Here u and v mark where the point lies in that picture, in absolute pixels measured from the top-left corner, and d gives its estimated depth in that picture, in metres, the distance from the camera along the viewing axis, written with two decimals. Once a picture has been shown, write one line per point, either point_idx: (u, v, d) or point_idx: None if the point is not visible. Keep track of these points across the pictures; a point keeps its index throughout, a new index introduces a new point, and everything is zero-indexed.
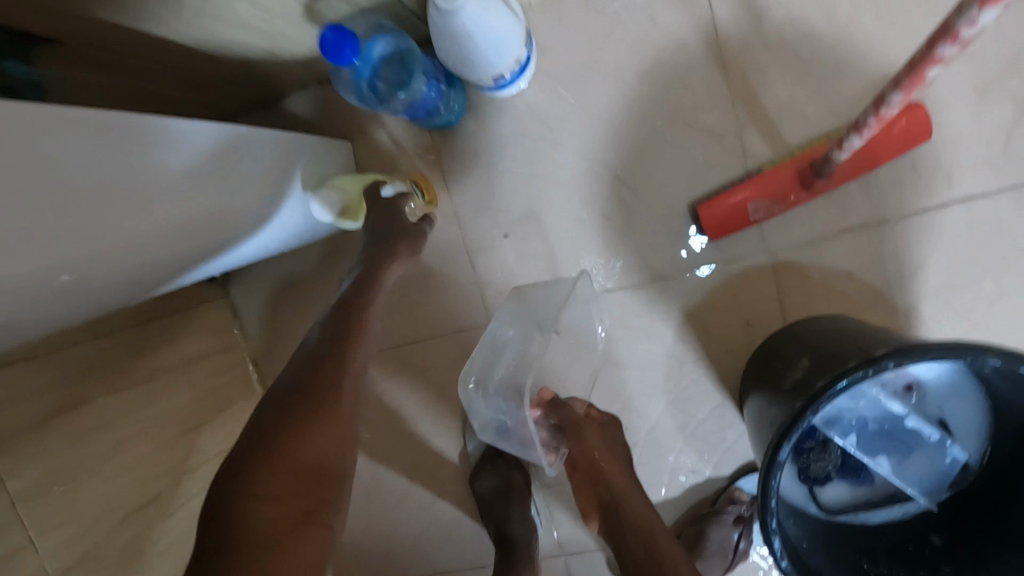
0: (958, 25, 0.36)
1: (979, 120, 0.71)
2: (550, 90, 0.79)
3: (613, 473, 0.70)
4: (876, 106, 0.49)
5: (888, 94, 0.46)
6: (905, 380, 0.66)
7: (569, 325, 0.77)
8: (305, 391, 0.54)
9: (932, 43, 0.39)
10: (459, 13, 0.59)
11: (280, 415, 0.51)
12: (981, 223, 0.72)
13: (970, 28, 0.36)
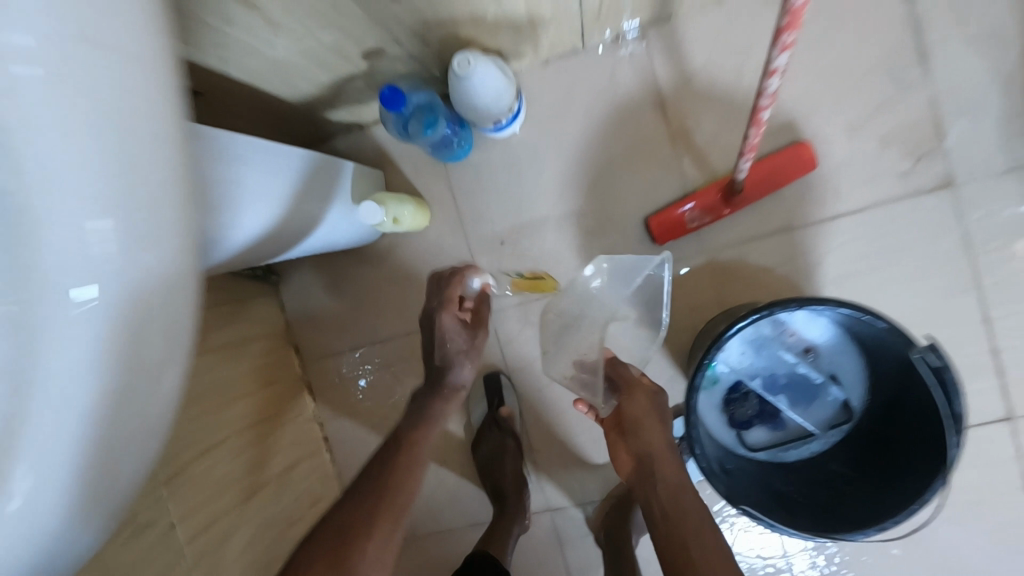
0: (771, 65, 0.56)
1: (860, 152, 0.93)
2: (537, 130, 1.03)
3: (658, 435, 0.80)
4: (747, 135, 0.72)
5: (750, 125, 0.69)
6: (804, 343, 0.86)
7: None
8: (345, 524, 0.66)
9: (764, 78, 0.59)
10: (466, 78, 0.83)
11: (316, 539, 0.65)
12: (864, 230, 0.95)
13: (778, 65, 0.55)
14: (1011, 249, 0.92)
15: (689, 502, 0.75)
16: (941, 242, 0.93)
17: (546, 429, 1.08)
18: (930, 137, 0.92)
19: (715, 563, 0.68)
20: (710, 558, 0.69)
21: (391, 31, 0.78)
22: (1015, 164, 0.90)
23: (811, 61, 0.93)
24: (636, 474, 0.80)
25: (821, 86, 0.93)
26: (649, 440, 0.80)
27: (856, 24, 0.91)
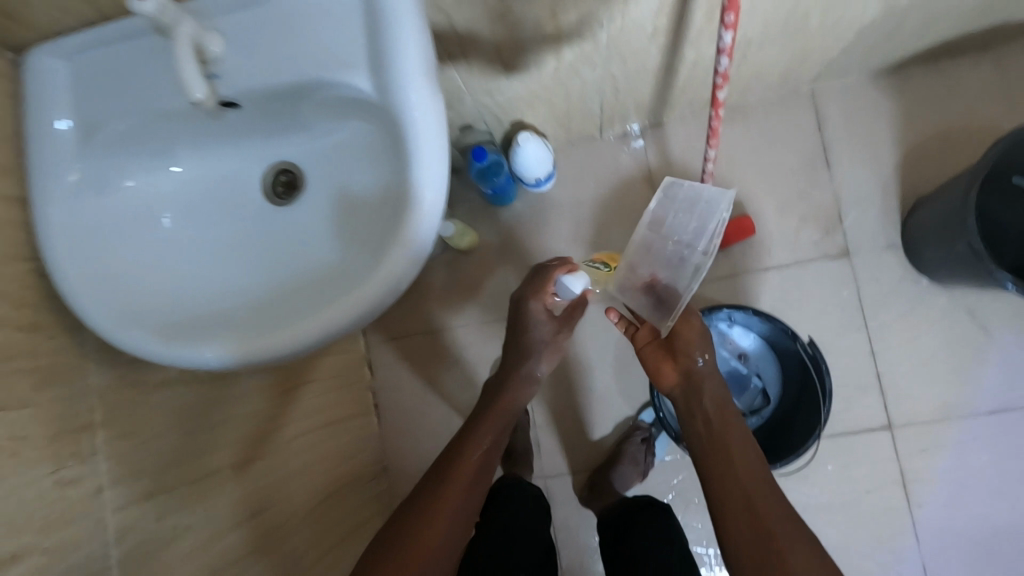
0: (706, 155, 0.96)
1: (788, 225, 1.34)
2: (561, 190, 1.45)
3: (703, 360, 0.86)
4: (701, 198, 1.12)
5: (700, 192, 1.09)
6: (739, 350, 1.22)
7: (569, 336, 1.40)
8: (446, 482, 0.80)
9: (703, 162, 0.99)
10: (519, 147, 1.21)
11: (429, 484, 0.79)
12: (787, 280, 1.33)
13: (709, 155, 0.96)
14: (889, 302, 1.30)
15: (734, 429, 0.79)
16: (842, 293, 1.32)
17: (548, 411, 1.39)
18: (834, 220, 1.33)
19: (766, 497, 0.71)
20: (761, 493, 0.72)
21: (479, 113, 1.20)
22: (891, 244, 1.31)
23: (755, 160, 1.36)
24: (682, 387, 0.86)
25: (761, 176, 1.35)
26: (691, 361, 0.86)
27: (784, 143, 1.35)
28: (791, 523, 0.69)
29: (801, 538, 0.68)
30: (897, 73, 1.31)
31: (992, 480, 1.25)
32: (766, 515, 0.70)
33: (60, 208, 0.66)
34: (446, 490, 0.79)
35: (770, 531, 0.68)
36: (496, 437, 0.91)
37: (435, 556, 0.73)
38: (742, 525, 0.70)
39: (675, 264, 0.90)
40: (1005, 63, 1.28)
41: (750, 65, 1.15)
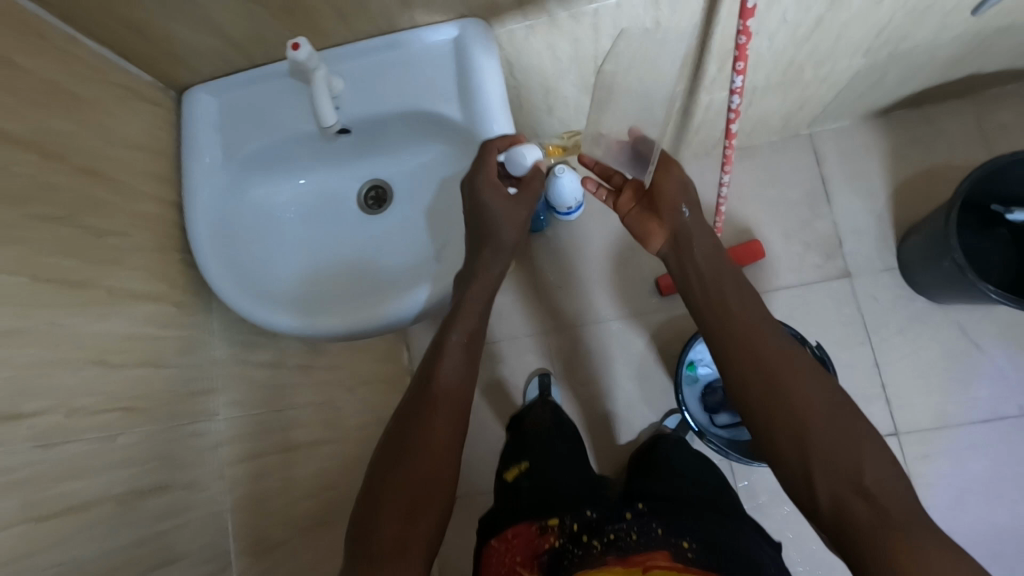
0: (720, 184, 1.12)
1: (793, 250, 1.49)
2: (587, 218, 1.61)
3: (688, 211, 0.89)
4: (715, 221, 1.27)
5: (714, 217, 1.24)
6: None
7: (596, 350, 1.53)
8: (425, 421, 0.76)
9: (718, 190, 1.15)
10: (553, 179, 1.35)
11: (415, 439, 0.75)
12: (794, 298, 1.47)
13: (724, 183, 1.11)
14: (888, 318, 1.43)
15: (729, 277, 0.86)
16: (845, 310, 1.45)
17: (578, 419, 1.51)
18: (834, 245, 1.48)
19: (762, 334, 0.78)
20: (758, 334, 0.78)
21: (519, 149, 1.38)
22: (888, 265, 1.45)
23: (761, 192, 1.52)
24: (671, 246, 0.91)
25: (767, 207, 1.52)
26: (671, 211, 0.89)
27: (786, 177, 1.52)
28: (790, 352, 0.76)
29: (803, 363, 0.75)
30: (884, 118, 1.50)
31: (994, 483, 1.34)
32: (765, 350, 0.76)
33: (204, 201, 0.83)
34: (431, 419, 0.76)
35: (769, 362, 0.75)
36: (477, 325, 0.84)
37: (443, 414, 0.77)
38: (744, 362, 0.77)
39: (653, 106, 0.83)
40: (978, 109, 1.46)
41: (756, 108, 1.33)
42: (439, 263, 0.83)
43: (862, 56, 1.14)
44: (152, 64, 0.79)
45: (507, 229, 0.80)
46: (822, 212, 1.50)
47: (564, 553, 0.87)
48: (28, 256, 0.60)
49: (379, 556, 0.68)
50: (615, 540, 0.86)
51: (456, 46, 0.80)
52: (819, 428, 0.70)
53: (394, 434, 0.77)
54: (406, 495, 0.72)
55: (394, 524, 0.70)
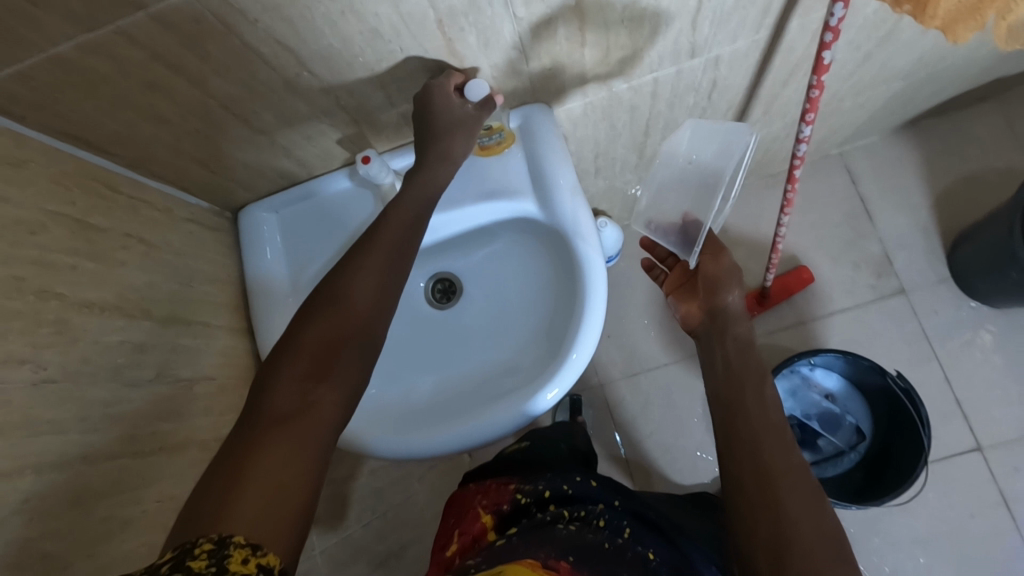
0: (779, 225, 1.09)
1: (842, 272, 1.47)
2: (627, 264, 1.59)
3: (732, 297, 0.80)
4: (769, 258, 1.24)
5: (769, 255, 1.21)
6: (825, 391, 1.31)
7: (658, 399, 1.51)
8: (317, 356, 0.54)
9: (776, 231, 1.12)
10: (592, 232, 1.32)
11: (295, 383, 0.52)
12: (852, 320, 1.44)
13: (783, 225, 1.08)
14: (952, 331, 1.40)
15: (752, 372, 0.74)
16: (906, 327, 1.42)
17: (649, 469, 1.47)
18: (883, 263, 1.46)
19: (776, 442, 0.67)
20: (772, 440, 0.67)
21: None
22: (942, 276, 1.43)
23: (799, 217, 1.51)
24: (705, 326, 0.81)
25: (807, 232, 1.50)
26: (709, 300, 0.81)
27: (823, 199, 1.50)
28: (800, 471, 0.64)
29: (812, 488, 0.63)
30: (912, 129, 1.49)
31: None
32: (777, 458, 0.65)
33: (280, 317, 0.78)
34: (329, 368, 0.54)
35: (774, 471, 0.64)
36: (528, 406, 0.71)
37: (337, 324, 0.56)
38: (747, 460, 0.66)
39: (706, 195, 0.80)
40: (1006, 109, 1.46)
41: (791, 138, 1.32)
42: (528, 362, 0.79)
43: (901, 80, 1.13)
44: (212, 191, 0.76)
45: (459, 137, 0.66)
46: (865, 230, 1.48)
47: (526, 513, 0.78)
48: (130, 431, 0.56)
49: (212, 532, 0.41)
50: (584, 516, 0.76)
51: (522, 134, 0.78)
52: (806, 553, 0.58)
53: (315, 297, 0.58)
54: (277, 454, 0.47)
55: (291, 386, 0.51)
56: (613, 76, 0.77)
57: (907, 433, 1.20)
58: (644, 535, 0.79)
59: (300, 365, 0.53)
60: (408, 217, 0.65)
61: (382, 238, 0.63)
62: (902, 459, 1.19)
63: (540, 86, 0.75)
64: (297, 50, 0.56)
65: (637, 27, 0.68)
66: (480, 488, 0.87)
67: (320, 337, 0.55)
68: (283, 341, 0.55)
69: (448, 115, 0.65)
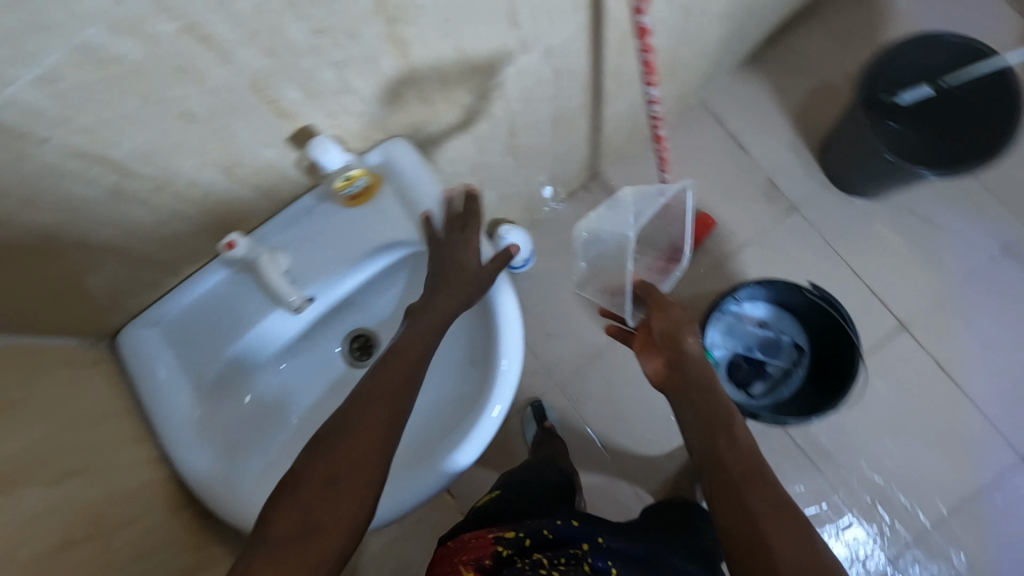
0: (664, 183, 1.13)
1: (737, 207, 1.54)
2: (544, 261, 1.60)
3: (692, 343, 0.79)
4: None
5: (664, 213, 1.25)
6: (758, 320, 1.37)
7: (615, 380, 1.53)
8: (314, 518, 0.54)
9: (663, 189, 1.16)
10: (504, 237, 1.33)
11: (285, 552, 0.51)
12: (761, 248, 1.51)
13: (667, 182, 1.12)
14: (847, 228, 1.50)
15: (723, 412, 0.73)
16: (809, 239, 1.51)
17: (625, 450, 1.49)
18: (770, 188, 1.54)
19: (757, 488, 0.66)
20: (757, 491, 0.66)
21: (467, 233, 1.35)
22: (824, 183, 1.53)
23: (684, 169, 1.57)
24: (670, 384, 0.78)
25: (696, 181, 1.56)
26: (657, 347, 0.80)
27: (700, 147, 1.58)
28: (796, 533, 0.63)
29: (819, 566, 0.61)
30: (755, 61, 1.59)
31: (1000, 330, 1.43)
32: (761, 512, 0.64)
33: (192, 432, 0.73)
34: (327, 524, 0.54)
35: (756, 525, 0.63)
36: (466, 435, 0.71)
37: (345, 473, 0.57)
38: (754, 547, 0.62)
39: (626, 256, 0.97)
40: (826, 20, 1.59)
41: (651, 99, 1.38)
42: (467, 385, 0.79)
43: (728, 17, 1.21)
44: (81, 322, 0.71)
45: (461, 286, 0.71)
46: (745, 163, 1.56)
47: (510, 563, 0.76)
48: None
49: None
50: (567, 561, 0.77)
51: (387, 168, 0.77)
52: None
53: (333, 428, 0.60)
54: None
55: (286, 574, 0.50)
56: (455, 91, 0.78)
57: (838, 333, 1.27)
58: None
59: (294, 530, 0.53)
60: (419, 350, 0.67)
61: (384, 372, 0.65)
62: (841, 358, 1.26)
63: (386, 123, 0.74)
64: (109, 159, 0.53)
65: (458, 41, 0.68)
66: (457, 546, 0.84)
67: (331, 470, 0.57)
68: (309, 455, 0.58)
69: (456, 260, 0.72)
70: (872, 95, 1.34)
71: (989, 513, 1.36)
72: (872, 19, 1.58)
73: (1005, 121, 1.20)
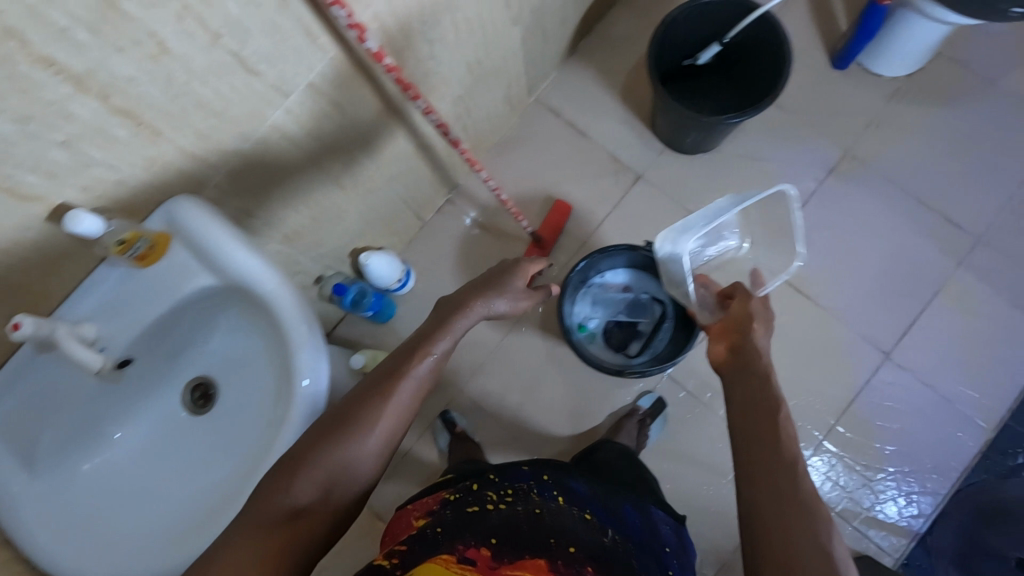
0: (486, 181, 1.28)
1: (589, 188, 1.66)
2: (426, 278, 1.67)
3: (759, 338, 1.01)
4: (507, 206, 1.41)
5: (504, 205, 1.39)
6: (619, 285, 1.46)
7: (514, 373, 1.59)
8: (311, 493, 0.71)
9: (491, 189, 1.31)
10: (367, 260, 1.41)
11: (287, 516, 0.68)
12: (616, 221, 1.63)
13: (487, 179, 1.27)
14: (689, 185, 1.63)
15: (767, 416, 0.90)
16: (658, 202, 1.62)
17: (535, 437, 1.55)
18: (614, 165, 1.66)
19: (787, 477, 0.81)
20: (784, 478, 0.82)
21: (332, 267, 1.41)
22: (659, 149, 1.65)
23: (534, 163, 1.68)
24: (730, 365, 1.01)
25: (547, 172, 1.67)
26: (769, 311, 1.07)
27: (544, 141, 1.69)
28: (803, 518, 0.77)
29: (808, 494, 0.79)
30: (578, 54, 1.73)
31: (838, 245, 1.55)
32: (788, 494, 0.79)
33: (27, 513, 0.76)
34: (324, 495, 0.71)
35: (782, 505, 0.79)
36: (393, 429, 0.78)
37: (354, 455, 0.74)
38: (764, 480, 0.82)
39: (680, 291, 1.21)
40: (633, 6, 1.74)
41: (477, 108, 1.48)
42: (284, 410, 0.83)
43: (515, 20, 1.33)
44: None
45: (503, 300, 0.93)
46: (587, 148, 1.68)
47: (453, 505, 0.92)
48: None
49: None
50: (508, 495, 0.93)
51: (168, 224, 0.82)
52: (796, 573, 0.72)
53: (342, 417, 0.76)
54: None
55: (282, 530, 0.67)
56: (224, 142, 0.84)
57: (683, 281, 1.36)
58: (577, 502, 0.96)
59: (294, 497, 0.70)
60: (431, 355, 0.82)
61: (394, 374, 0.80)
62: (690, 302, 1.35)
63: (159, 184, 0.80)
64: None
65: (195, 98, 0.75)
66: (413, 504, 0.98)
67: (332, 447, 0.73)
68: (314, 438, 0.74)
69: (501, 275, 0.94)
70: (669, 63, 1.47)
71: (863, 412, 1.47)
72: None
73: (776, 60, 1.34)
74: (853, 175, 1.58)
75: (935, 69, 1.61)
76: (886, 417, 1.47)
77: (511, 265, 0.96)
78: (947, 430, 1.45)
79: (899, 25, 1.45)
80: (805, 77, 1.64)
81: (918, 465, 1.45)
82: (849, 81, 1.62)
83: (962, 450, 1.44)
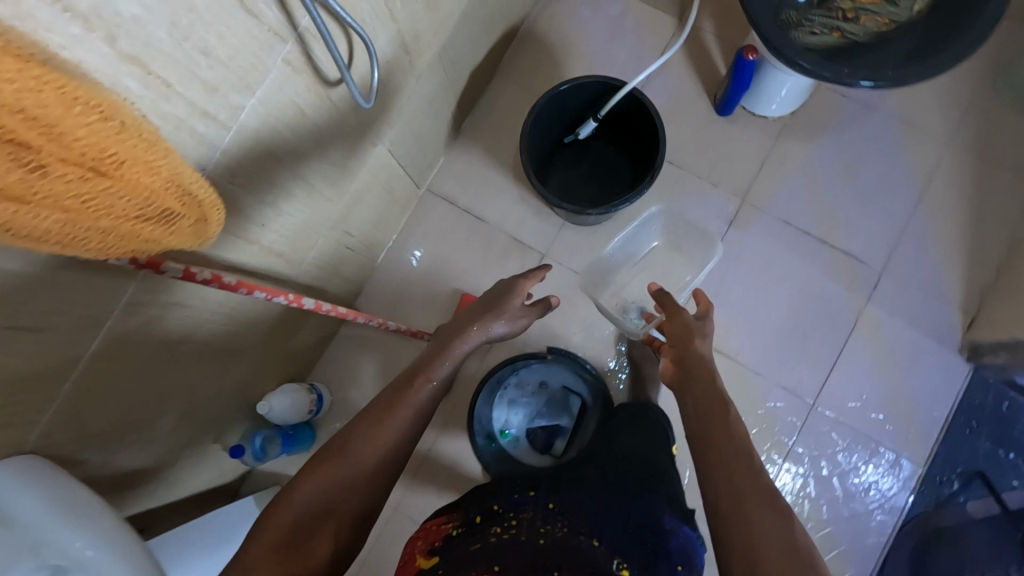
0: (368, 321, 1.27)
1: (494, 275, 1.61)
2: (342, 396, 1.59)
3: (699, 345, 1.11)
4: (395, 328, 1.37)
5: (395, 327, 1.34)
6: (530, 383, 1.42)
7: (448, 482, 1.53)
8: (322, 503, 0.85)
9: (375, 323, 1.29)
10: (268, 404, 1.35)
11: (298, 526, 0.82)
12: None
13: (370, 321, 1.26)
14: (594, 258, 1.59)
15: (715, 410, 0.97)
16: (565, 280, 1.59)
17: None
18: (515, 245, 1.62)
19: (745, 471, 0.87)
20: (740, 475, 0.86)
21: (231, 420, 1.32)
22: (559, 225, 1.61)
23: (436, 256, 1.63)
24: (678, 377, 1.08)
25: (451, 264, 1.62)
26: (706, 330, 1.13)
27: (442, 233, 1.63)
28: (762, 511, 0.81)
29: (767, 496, 0.83)
30: (463, 134, 1.67)
31: (746, 300, 1.53)
32: (746, 488, 0.84)
33: None
34: (337, 504, 0.86)
35: (743, 500, 0.83)
36: (409, 436, 0.95)
37: (363, 463, 0.88)
38: (723, 484, 0.86)
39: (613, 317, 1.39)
40: (510, 76, 1.68)
41: (360, 222, 1.41)
42: None
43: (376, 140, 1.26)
44: None
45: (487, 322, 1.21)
46: (485, 234, 1.63)
47: (454, 540, 0.90)
48: None
49: None
50: (511, 529, 0.91)
51: None
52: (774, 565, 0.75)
53: (351, 434, 0.92)
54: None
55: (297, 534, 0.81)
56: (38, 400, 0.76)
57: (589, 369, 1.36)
58: (588, 525, 0.96)
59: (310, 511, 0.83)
60: (425, 381, 1.03)
61: (397, 395, 0.99)
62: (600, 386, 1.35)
63: None
64: None
65: None
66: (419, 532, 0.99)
67: (341, 460, 0.88)
68: (332, 449, 0.90)
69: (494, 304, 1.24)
70: (549, 145, 1.44)
71: (800, 448, 1.47)
72: (547, 60, 1.68)
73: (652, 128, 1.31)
74: (751, 226, 1.55)
75: (817, 101, 1.58)
76: (823, 449, 1.46)
77: (502, 289, 1.27)
78: (877, 470, 1.45)
79: (770, 75, 1.43)
80: (692, 128, 1.61)
81: (859, 496, 1.45)
82: (735, 126, 1.59)
83: (902, 475, 1.44)
